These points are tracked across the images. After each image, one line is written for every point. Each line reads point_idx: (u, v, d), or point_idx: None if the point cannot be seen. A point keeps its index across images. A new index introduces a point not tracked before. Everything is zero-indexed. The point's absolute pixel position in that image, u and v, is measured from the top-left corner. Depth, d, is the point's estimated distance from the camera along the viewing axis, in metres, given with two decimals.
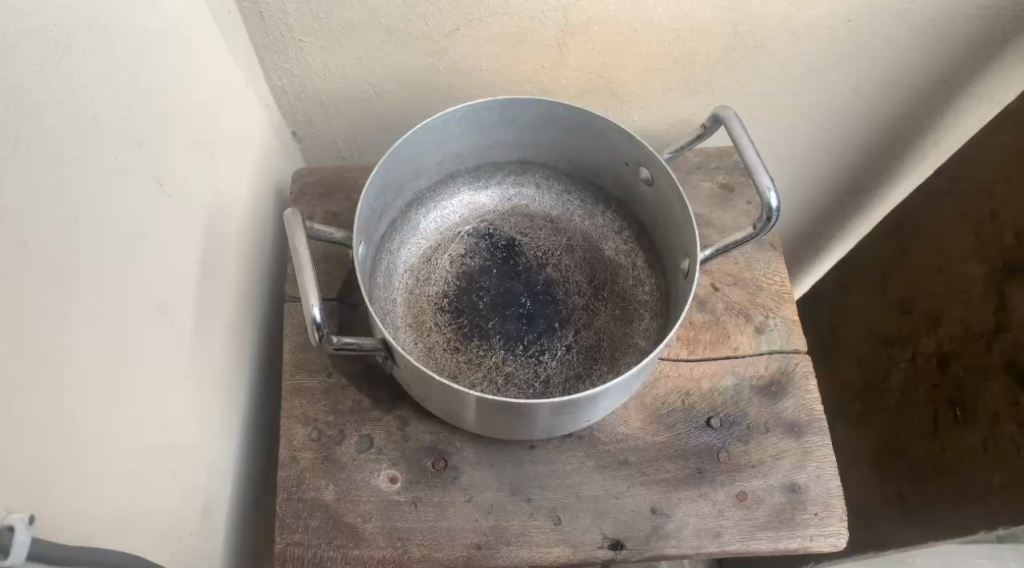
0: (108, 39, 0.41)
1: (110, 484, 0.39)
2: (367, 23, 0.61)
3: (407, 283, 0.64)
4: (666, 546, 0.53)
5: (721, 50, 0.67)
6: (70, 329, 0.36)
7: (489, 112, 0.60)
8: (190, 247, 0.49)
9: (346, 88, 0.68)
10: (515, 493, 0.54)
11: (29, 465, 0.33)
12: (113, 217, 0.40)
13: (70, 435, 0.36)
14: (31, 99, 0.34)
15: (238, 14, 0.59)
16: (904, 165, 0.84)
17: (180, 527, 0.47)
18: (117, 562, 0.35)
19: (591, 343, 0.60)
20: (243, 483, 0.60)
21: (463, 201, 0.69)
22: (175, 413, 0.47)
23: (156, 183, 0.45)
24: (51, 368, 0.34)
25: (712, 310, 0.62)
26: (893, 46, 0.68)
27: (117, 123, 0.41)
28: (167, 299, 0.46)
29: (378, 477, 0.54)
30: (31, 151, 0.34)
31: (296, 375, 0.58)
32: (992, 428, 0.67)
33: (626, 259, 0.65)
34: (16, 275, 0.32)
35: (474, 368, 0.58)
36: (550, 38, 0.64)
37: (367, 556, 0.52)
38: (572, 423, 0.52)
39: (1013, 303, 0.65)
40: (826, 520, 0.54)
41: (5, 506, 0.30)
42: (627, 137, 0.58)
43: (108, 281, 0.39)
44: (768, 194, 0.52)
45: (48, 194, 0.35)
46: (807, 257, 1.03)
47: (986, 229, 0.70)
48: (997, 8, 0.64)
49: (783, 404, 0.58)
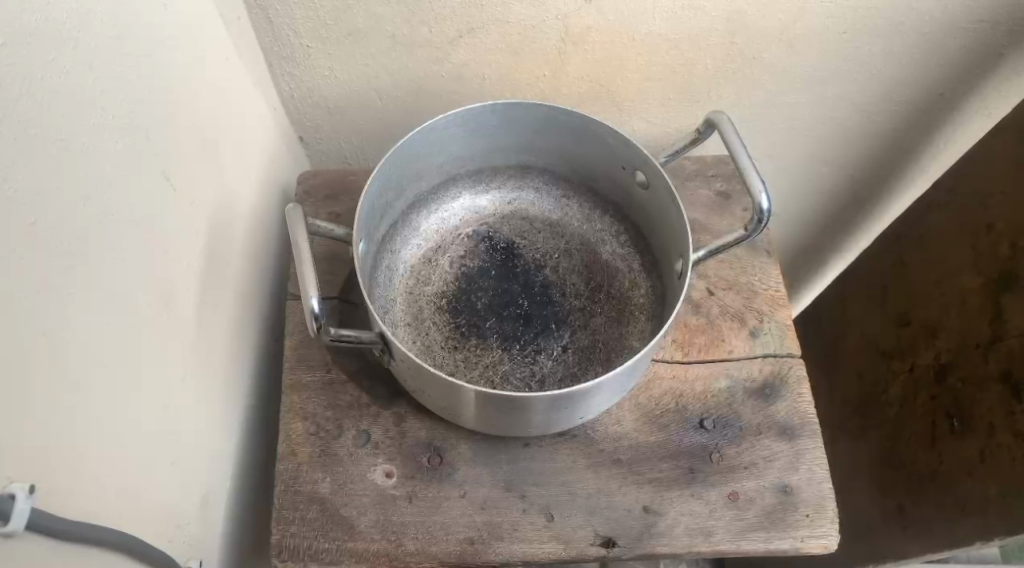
0: (119, 36, 0.43)
1: (115, 467, 0.40)
2: (373, 30, 0.63)
3: (407, 283, 0.65)
4: (657, 545, 0.53)
5: (719, 61, 0.68)
6: (76, 313, 0.37)
7: (488, 116, 0.61)
8: (195, 243, 0.51)
9: (351, 93, 0.70)
10: (508, 490, 0.55)
11: (37, 448, 0.34)
12: (118, 207, 0.41)
13: (76, 421, 0.37)
14: (42, 89, 0.36)
15: (248, 20, 0.61)
16: (903, 179, 0.84)
17: (180, 516, 0.48)
18: (100, 538, 0.37)
19: (587, 344, 0.60)
20: (242, 477, 0.61)
21: (464, 204, 0.70)
22: (177, 404, 0.48)
23: (165, 178, 0.47)
24: (56, 351, 0.36)
25: (707, 314, 0.63)
26: (887, 60, 0.69)
27: (125, 114, 0.42)
28: (173, 292, 0.47)
29: (375, 472, 0.55)
30: (43, 139, 0.35)
31: (296, 371, 0.59)
32: (988, 439, 0.67)
33: (623, 263, 0.66)
34: (28, 257, 0.34)
35: (471, 366, 0.59)
36: (551, 48, 0.66)
37: (361, 548, 0.52)
38: (566, 420, 0.53)
39: (1008, 313, 0.66)
40: (817, 522, 0.54)
41: (8, 474, 0.32)
42: (623, 142, 0.59)
43: (115, 267, 0.41)
44: (759, 196, 0.53)
45: (59, 181, 0.36)
46: (807, 271, 1.04)
47: (984, 241, 0.71)
48: (990, 22, 0.65)
49: (776, 407, 0.59)
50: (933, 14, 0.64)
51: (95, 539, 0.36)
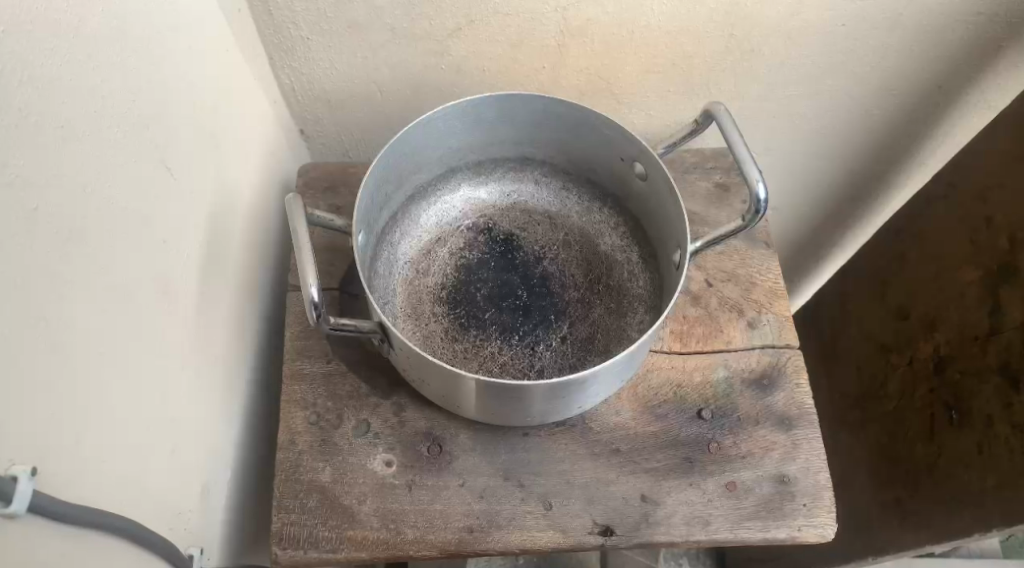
0: (119, 27, 0.43)
1: (115, 454, 0.40)
2: (373, 23, 0.63)
3: (407, 274, 0.65)
4: (654, 533, 0.54)
5: (718, 54, 0.68)
6: (79, 300, 0.38)
7: (486, 108, 0.61)
8: (196, 233, 0.51)
9: (351, 86, 0.70)
10: (507, 479, 0.55)
11: (38, 433, 0.34)
12: (119, 196, 0.42)
13: (77, 408, 0.37)
14: (42, 77, 0.36)
15: (249, 14, 0.62)
16: (903, 171, 0.84)
17: (180, 503, 0.48)
18: (100, 523, 0.37)
19: (586, 335, 0.61)
20: (243, 467, 0.61)
21: (464, 196, 0.70)
22: (178, 392, 0.48)
23: (162, 166, 0.47)
24: (58, 335, 0.36)
25: (706, 305, 0.63)
26: (886, 52, 0.69)
27: (124, 105, 0.43)
28: (173, 281, 0.48)
29: (375, 461, 0.55)
30: (44, 128, 0.36)
31: (296, 361, 0.60)
32: (987, 431, 0.67)
33: (622, 254, 0.67)
34: (27, 247, 0.34)
35: (470, 357, 0.59)
36: (550, 41, 0.66)
37: (360, 536, 0.53)
38: (564, 410, 0.53)
39: (1008, 305, 0.66)
40: (813, 510, 0.54)
41: (8, 457, 0.32)
42: (622, 133, 0.60)
43: (116, 256, 0.41)
44: (756, 186, 0.53)
45: (60, 171, 0.37)
46: (807, 265, 1.04)
47: (983, 234, 0.71)
48: (989, 14, 0.65)
49: (774, 397, 0.59)
50: (930, 7, 0.64)
51: (95, 524, 0.37)
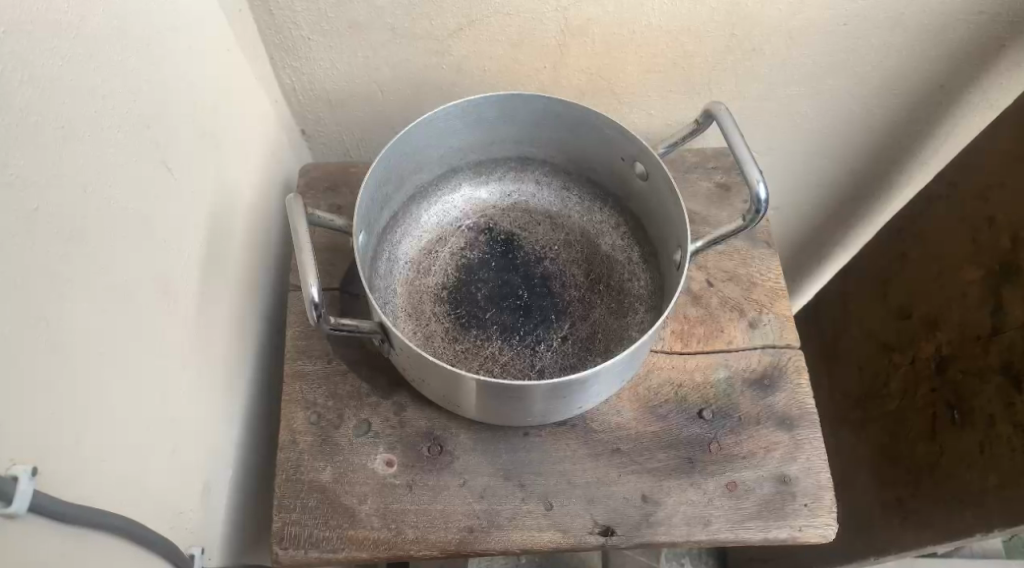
0: (119, 26, 0.43)
1: (115, 453, 0.40)
2: (373, 23, 0.63)
3: (408, 274, 0.65)
4: (655, 534, 0.54)
5: (719, 54, 0.68)
6: (78, 300, 0.38)
7: (487, 108, 0.61)
8: (196, 233, 0.51)
9: (352, 86, 0.70)
10: (507, 479, 0.55)
11: (38, 432, 0.34)
12: (119, 196, 0.42)
13: (77, 408, 0.37)
14: (43, 77, 0.36)
15: (249, 14, 0.62)
16: (904, 171, 0.84)
17: (180, 502, 0.48)
18: (99, 523, 0.37)
19: (586, 335, 0.61)
20: (243, 466, 0.61)
21: (464, 196, 0.70)
22: (178, 392, 0.48)
23: (162, 165, 0.47)
24: (58, 335, 0.36)
25: (707, 305, 0.63)
26: (887, 51, 0.69)
27: (124, 104, 0.43)
28: (173, 281, 0.48)
29: (375, 461, 0.55)
30: (44, 128, 0.36)
31: (296, 361, 0.60)
32: (988, 430, 0.67)
33: (623, 254, 0.67)
34: (28, 247, 0.34)
35: (471, 357, 0.59)
36: (550, 41, 0.66)
37: (361, 536, 0.53)
38: (564, 410, 0.53)
39: (1009, 305, 0.66)
40: (814, 511, 0.54)
41: (8, 457, 0.32)
42: (622, 133, 0.60)
43: (117, 256, 0.41)
44: (757, 186, 0.53)
45: (60, 171, 0.37)
46: (808, 265, 1.04)
47: (985, 234, 0.70)
48: (990, 14, 0.64)
49: (774, 397, 0.59)
50: (932, 7, 0.64)
51: (95, 524, 0.37)
